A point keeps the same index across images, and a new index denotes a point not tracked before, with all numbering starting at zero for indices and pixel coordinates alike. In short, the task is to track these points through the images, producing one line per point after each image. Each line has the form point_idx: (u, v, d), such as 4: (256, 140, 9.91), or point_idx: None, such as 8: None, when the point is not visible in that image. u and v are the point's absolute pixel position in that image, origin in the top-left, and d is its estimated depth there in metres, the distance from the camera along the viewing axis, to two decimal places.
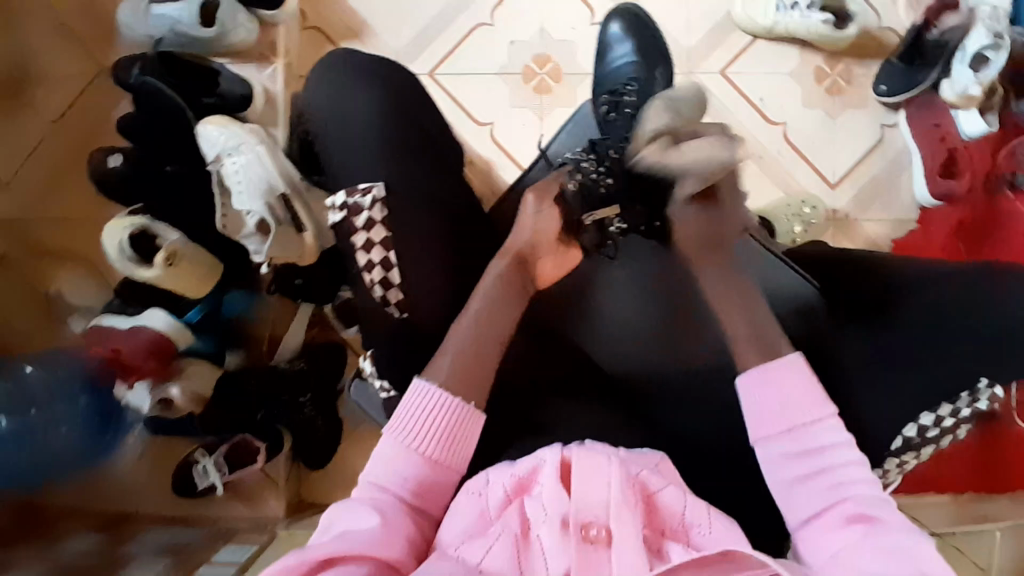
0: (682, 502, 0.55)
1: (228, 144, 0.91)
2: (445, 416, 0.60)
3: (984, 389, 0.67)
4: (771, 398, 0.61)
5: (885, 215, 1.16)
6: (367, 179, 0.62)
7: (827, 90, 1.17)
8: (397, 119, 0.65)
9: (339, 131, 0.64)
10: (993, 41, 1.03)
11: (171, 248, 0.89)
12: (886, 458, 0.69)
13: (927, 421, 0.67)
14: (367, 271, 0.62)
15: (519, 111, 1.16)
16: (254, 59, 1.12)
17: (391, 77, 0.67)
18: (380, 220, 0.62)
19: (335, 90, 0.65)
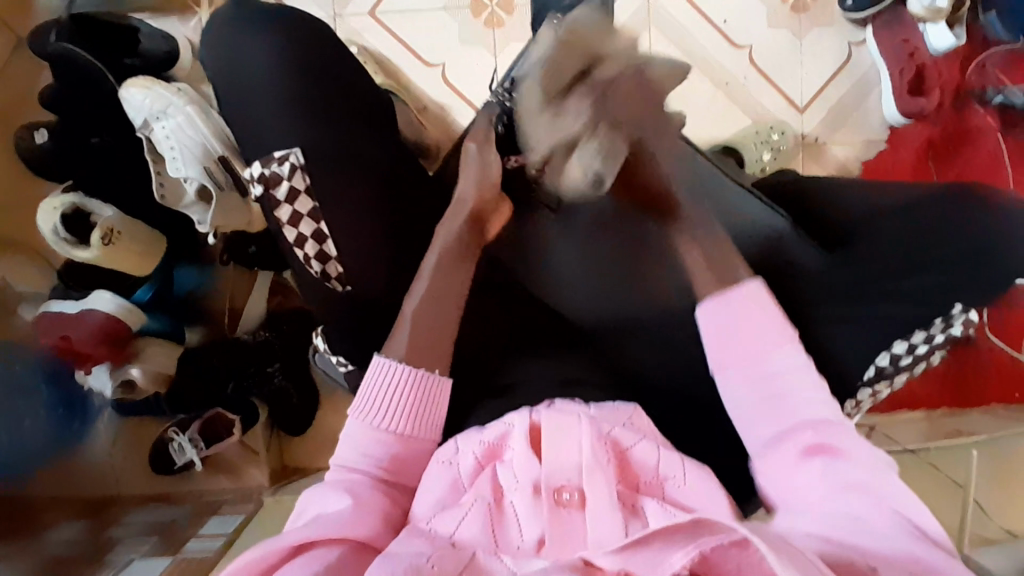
0: (655, 454, 0.54)
1: (154, 106, 0.84)
2: (410, 387, 0.58)
3: (957, 313, 0.65)
4: (737, 322, 0.59)
5: (856, 137, 1.13)
6: (282, 146, 0.57)
7: (792, 8, 1.11)
8: (313, 69, 0.59)
9: (252, 90, 0.57)
10: None
11: (107, 225, 0.83)
12: (861, 389, 0.67)
13: (899, 350, 0.65)
14: (298, 247, 0.60)
15: (470, 49, 1.09)
16: (176, 9, 1.05)
17: (306, 19, 0.60)
18: (305, 189, 0.58)
19: (241, 42, 0.57)
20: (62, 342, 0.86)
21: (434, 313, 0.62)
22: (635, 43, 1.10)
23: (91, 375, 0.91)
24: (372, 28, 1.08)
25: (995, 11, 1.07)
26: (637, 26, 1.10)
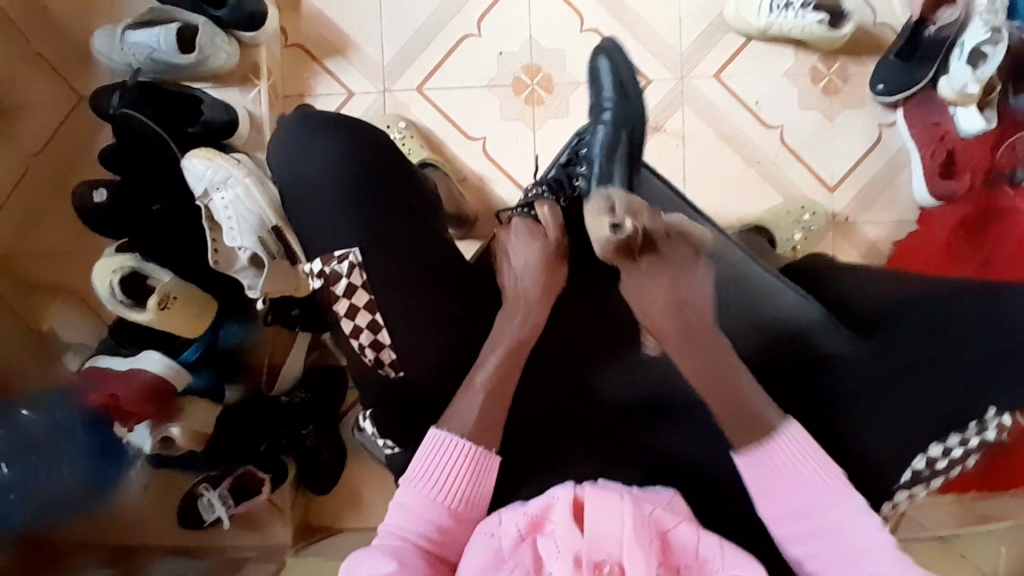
0: (694, 537, 0.54)
1: (216, 177, 0.90)
2: (465, 466, 0.59)
3: (992, 417, 0.64)
4: (698, 334, 0.64)
5: (887, 216, 1.15)
6: (342, 247, 0.61)
7: (823, 91, 1.14)
8: (374, 173, 0.63)
9: (319, 188, 0.62)
10: (990, 36, 0.97)
11: (163, 291, 0.88)
12: (897, 491, 0.66)
13: (935, 452, 0.64)
14: (354, 337, 0.62)
15: (509, 124, 1.14)
16: (237, 83, 1.09)
17: (360, 127, 0.64)
18: (361, 284, 0.62)
19: (312, 148, 0.63)
20: (108, 400, 0.89)
21: (503, 389, 0.62)
22: (668, 122, 1.14)
23: (132, 432, 0.92)
24: (419, 102, 1.14)
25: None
26: (670, 106, 1.14)
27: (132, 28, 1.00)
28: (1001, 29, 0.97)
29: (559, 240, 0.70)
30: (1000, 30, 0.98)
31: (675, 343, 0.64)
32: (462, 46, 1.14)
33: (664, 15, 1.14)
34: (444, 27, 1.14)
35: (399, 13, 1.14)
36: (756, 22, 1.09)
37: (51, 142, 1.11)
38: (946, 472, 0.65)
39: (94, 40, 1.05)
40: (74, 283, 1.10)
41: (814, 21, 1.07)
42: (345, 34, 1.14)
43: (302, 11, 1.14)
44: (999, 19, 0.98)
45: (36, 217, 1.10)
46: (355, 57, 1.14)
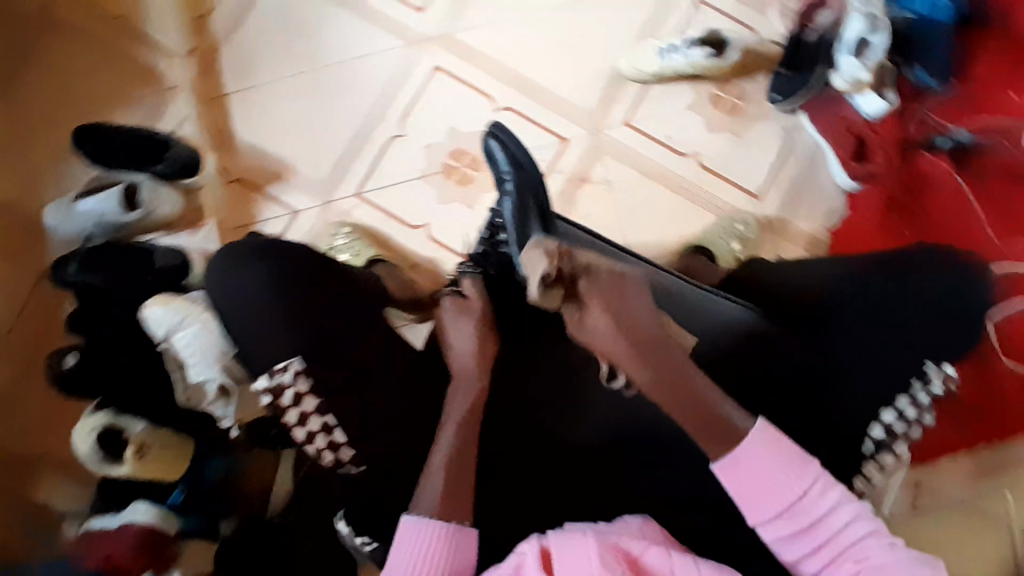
0: (666, 560, 0.58)
1: (173, 321, 0.91)
2: (441, 543, 0.61)
3: (932, 370, 0.74)
4: (757, 466, 0.63)
5: (816, 212, 1.20)
6: (283, 359, 0.65)
7: (726, 113, 1.22)
8: (298, 284, 0.69)
9: (251, 316, 0.66)
10: (867, 25, 1.10)
11: (138, 440, 0.91)
12: (864, 463, 0.74)
13: (888, 418, 0.73)
14: (310, 441, 0.66)
15: (448, 206, 1.20)
16: (185, 226, 1.16)
17: (283, 248, 0.71)
18: (307, 391, 0.65)
19: (235, 284, 0.68)
20: (102, 562, 0.86)
21: (463, 458, 0.68)
22: (594, 171, 1.22)
23: None
24: (361, 207, 1.21)
25: (920, 66, 1.19)
26: (592, 158, 1.22)
27: (81, 199, 1.10)
28: (879, 18, 1.10)
29: (483, 304, 0.83)
30: (877, 18, 1.10)
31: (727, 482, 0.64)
32: (390, 148, 1.23)
33: (566, 80, 1.24)
34: (371, 134, 1.23)
35: (326, 132, 1.23)
36: (648, 68, 1.20)
37: (19, 318, 1.16)
38: (906, 434, 0.74)
39: (46, 219, 1.14)
40: (56, 451, 1.11)
41: (700, 56, 1.19)
42: (280, 162, 1.23)
43: (238, 150, 1.23)
44: (874, 9, 1.11)
45: (11, 391, 1.13)
46: (293, 179, 1.22)
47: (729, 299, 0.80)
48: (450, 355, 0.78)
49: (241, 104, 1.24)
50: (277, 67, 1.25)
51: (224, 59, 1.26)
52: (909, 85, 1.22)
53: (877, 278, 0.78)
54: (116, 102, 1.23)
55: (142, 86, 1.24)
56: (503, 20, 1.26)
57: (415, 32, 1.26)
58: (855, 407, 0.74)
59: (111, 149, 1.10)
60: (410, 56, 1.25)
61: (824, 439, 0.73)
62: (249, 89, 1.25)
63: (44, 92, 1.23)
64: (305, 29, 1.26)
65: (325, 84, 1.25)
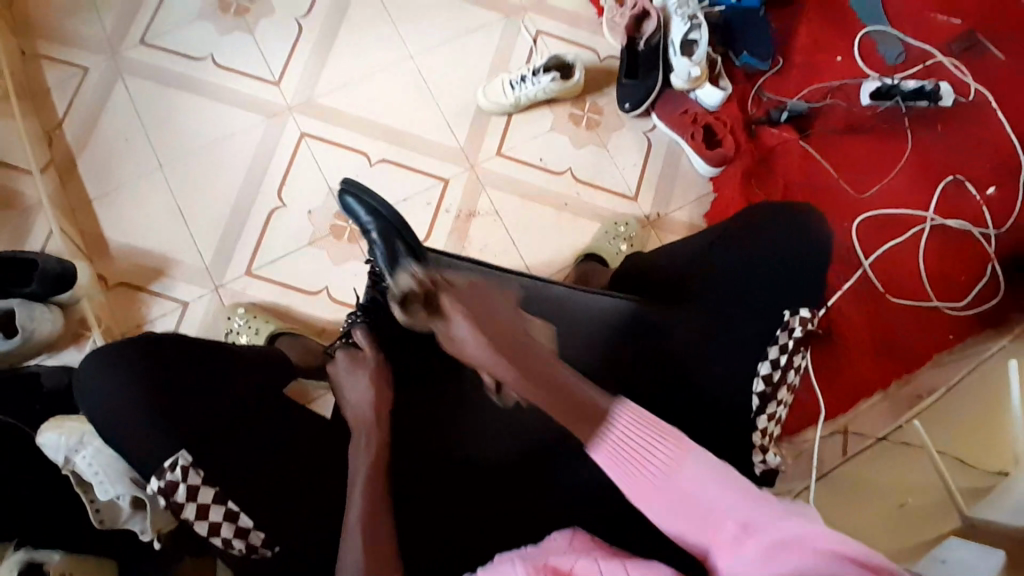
0: (595, 565, 0.60)
1: (70, 442, 0.88)
2: None
3: (792, 318, 0.79)
4: (631, 449, 0.64)
5: (687, 199, 1.29)
6: (168, 455, 0.65)
7: (587, 128, 1.31)
8: (168, 381, 0.69)
9: (125, 426, 0.67)
10: (690, 24, 1.25)
11: (59, 571, 0.84)
12: (756, 418, 0.79)
13: (765, 369, 0.79)
14: (215, 534, 0.65)
15: (344, 265, 1.22)
16: (71, 341, 1.14)
17: (144, 348, 0.71)
18: (200, 482, 0.66)
19: (107, 394, 0.68)
20: None
21: (377, 511, 0.68)
22: (478, 204, 1.27)
23: None
24: (254, 284, 1.20)
25: (745, 52, 1.33)
26: (473, 193, 1.27)
27: None
28: (695, 17, 1.25)
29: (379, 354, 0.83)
30: (695, 17, 1.25)
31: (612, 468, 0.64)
32: (273, 220, 1.23)
33: (433, 124, 1.29)
34: (251, 211, 1.23)
35: (204, 217, 1.23)
36: (505, 100, 1.27)
37: None
38: (785, 381, 0.79)
39: None
40: None
41: (548, 81, 1.25)
42: (163, 257, 1.21)
43: (114, 254, 1.20)
44: (691, 9, 1.26)
45: None
46: (178, 271, 1.20)
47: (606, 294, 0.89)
48: (349, 404, 0.78)
49: (110, 209, 1.22)
50: (140, 165, 1.24)
51: (83, 167, 1.23)
52: (742, 72, 1.35)
53: (723, 237, 0.83)
54: None
55: None
56: (359, 79, 1.30)
57: (276, 105, 1.28)
58: (738, 369, 0.80)
59: None
60: (274, 129, 1.27)
61: (719, 405, 0.79)
62: (115, 192, 1.23)
63: None
64: (162, 123, 1.26)
65: (194, 172, 1.24)
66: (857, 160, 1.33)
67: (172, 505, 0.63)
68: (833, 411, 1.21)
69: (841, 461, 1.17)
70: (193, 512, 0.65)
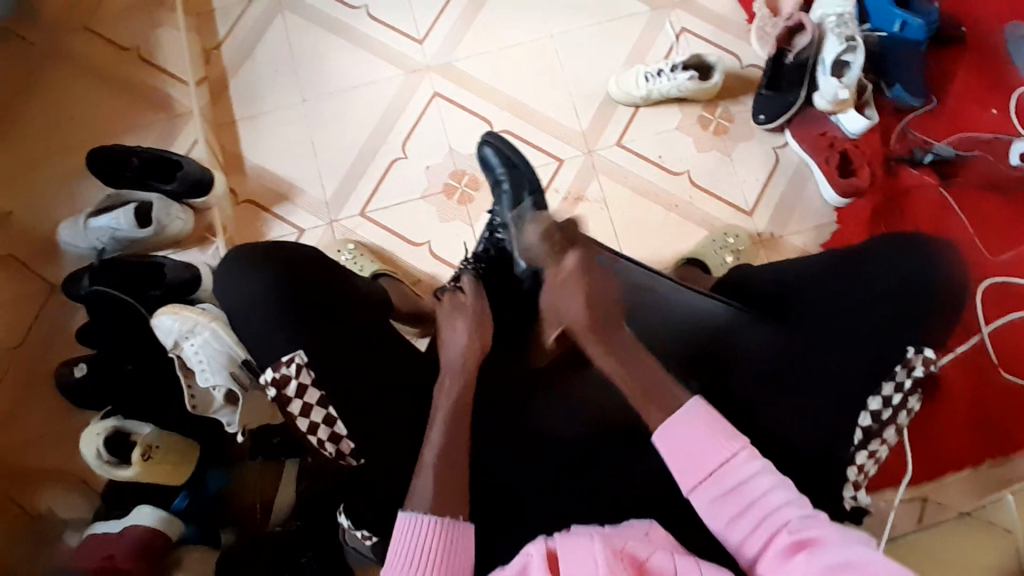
0: (671, 561, 0.58)
1: (183, 328, 0.95)
2: (437, 542, 0.65)
3: (914, 356, 0.76)
4: (688, 437, 0.65)
5: (805, 225, 1.24)
6: (287, 351, 0.71)
7: (714, 133, 1.28)
8: (303, 288, 0.75)
9: (257, 317, 0.73)
10: (845, 46, 1.18)
11: (146, 442, 0.93)
12: (856, 452, 0.75)
13: (876, 405, 0.75)
14: (313, 432, 0.71)
15: (448, 224, 1.25)
16: (195, 243, 1.22)
17: (284, 257, 0.77)
18: (310, 382, 0.71)
19: (244, 295, 0.74)
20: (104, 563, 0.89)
21: (455, 457, 0.70)
22: (588, 190, 1.26)
23: None
24: (364, 225, 1.25)
25: (898, 84, 1.25)
26: (586, 177, 1.27)
27: (95, 215, 1.15)
28: (854, 38, 1.18)
29: (478, 303, 0.87)
30: (853, 38, 1.18)
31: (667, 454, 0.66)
32: (393, 168, 1.28)
33: (560, 103, 1.30)
34: (375, 154, 1.29)
35: (331, 153, 1.29)
36: (637, 91, 1.26)
37: (29, 335, 1.19)
38: (894, 420, 0.76)
39: (61, 234, 1.19)
40: (65, 465, 1.13)
41: (685, 79, 1.24)
42: (287, 183, 1.28)
43: (245, 172, 1.28)
44: (850, 30, 1.19)
45: (18, 414, 1.15)
46: (298, 199, 1.27)
47: (716, 297, 0.85)
48: (444, 351, 0.81)
49: (248, 130, 1.31)
50: (282, 95, 1.32)
51: (232, 87, 1.32)
52: (891, 105, 1.27)
53: (844, 261, 0.80)
54: (129, 128, 1.29)
55: (153, 113, 1.30)
56: (498, 48, 1.33)
57: (414, 61, 1.33)
58: (841, 398, 0.76)
59: (124, 170, 1.16)
60: (409, 84, 1.32)
61: (817, 430, 0.76)
62: (256, 116, 1.31)
63: (60, 119, 1.29)
64: (309, 60, 1.33)
65: (329, 110, 1.31)
66: (999, 219, 1.20)
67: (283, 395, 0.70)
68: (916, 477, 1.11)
69: (914, 528, 1.10)
70: (299, 408, 0.71)
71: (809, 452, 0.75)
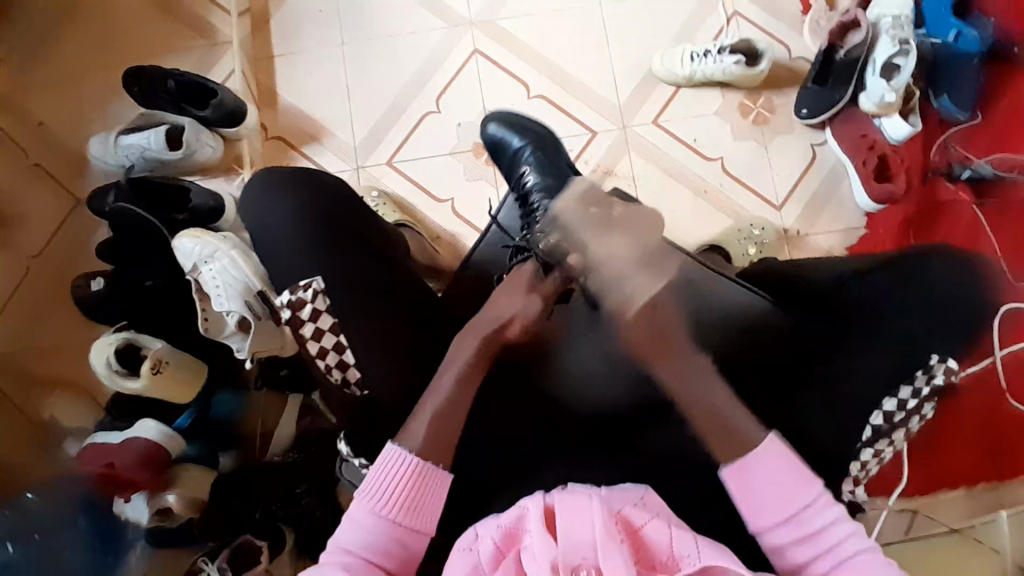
0: (666, 532, 0.59)
1: (203, 253, 0.98)
2: (410, 477, 0.66)
3: (937, 364, 0.74)
4: (760, 479, 0.66)
5: (834, 227, 1.23)
6: (305, 276, 0.73)
7: (753, 122, 1.26)
8: (329, 218, 0.77)
9: (285, 239, 0.75)
10: (899, 48, 1.14)
11: (156, 357, 0.94)
12: (861, 449, 0.75)
13: (891, 407, 0.74)
14: (322, 358, 0.71)
15: (473, 183, 1.24)
16: (222, 172, 1.22)
17: (311, 183, 0.79)
18: (325, 308, 0.72)
19: (270, 204, 0.77)
20: (105, 471, 0.93)
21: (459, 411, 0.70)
22: (618, 165, 1.25)
23: (129, 503, 0.96)
24: (391, 175, 1.25)
25: (946, 95, 1.20)
26: (617, 153, 1.25)
27: (126, 133, 1.16)
28: (908, 42, 1.14)
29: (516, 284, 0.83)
30: (908, 41, 1.14)
31: (738, 493, 0.67)
32: (425, 121, 1.27)
33: (600, 75, 1.28)
34: (409, 106, 1.28)
35: (367, 99, 1.28)
36: (680, 71, 1.24)
37: (50, 244, 1.21)
38: (906, 423, 0.74)
39: (90, 148, 1.20)
40: (74, 374, 1.15)
41: (731, 63, 1.21)
42: (319, 124, 1.27)
43: (279, 108, 1.28)
44: (904, 32, 1.15)
45: (33, 321, 1.18)
46: (327, 141, 1.27)
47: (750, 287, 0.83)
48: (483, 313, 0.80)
49: (285, 67, 1.30)
50: (322, 36, 1.31)
51: (274, 21, 1.32)
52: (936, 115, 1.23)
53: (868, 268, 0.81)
54: (168, 52, 1.29)
55: (192, 38, 1.29)
56: (544, 11, 1.31)
57: (458, 15, 1.31)
58: (854, 395, 0.75)
59: (161, 91, 1.16)
60: (451, 38, 1.30)
61: (823, 424, 0.75)
62: (294, 54, 1.30)
63: (101, 36, 1.29)
64: (352, 2, 1.32)
65: (367, 56, 1.30)
66: None
67: (296, 315, 0.70)
68: (913, 489, 1.11)
69: (901, 538, 1.11)
70: (310, 332, 0.72)
71: (814, 444, 0.75)
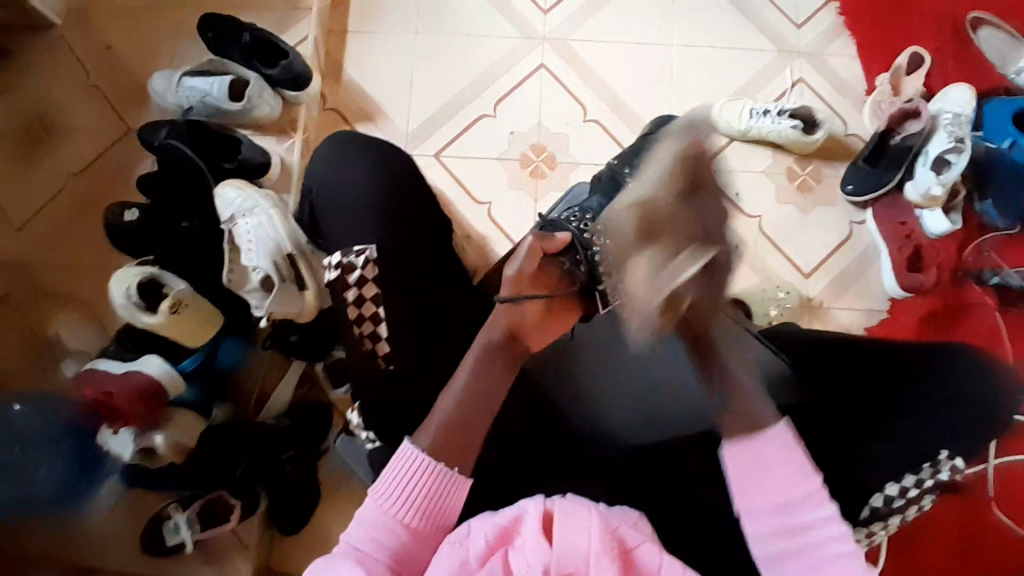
0: (657, 559, 0.59)
1: (243, 205, 0.99)
2: (424, 481, 0.65)
3: (944, 460, 0.77)
4: (766, 462, 0.67)
5: (857, 305, 1.23)
6: (361, 243, 0.76)
7: (798, 188, 1.27)
8: (384, 196, 0.79)
9: (345, 204, 0.79)
10: (952, 145, 1.13)
11: (177, 297, 0.95)
12: (857, 529, 0.76)
13: (893, 491, 0.74)
14: (359, 324, 0.75)
15: (513, 191, 1.26)
16: (274, 132, 1.23)
17: (377, 154, 0.83)
18: (371, 277, 0.75)
19: (342, 167, 0.82)
20: (102, 397, 0.92)
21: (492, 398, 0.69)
22: None
23: (115, 435, 0.95)
24: (434, 166, 1.27)
25: (990, 199, 1.21)
26: None
27: (190, 75, 1.17)
28: (964, 140, 1.13)
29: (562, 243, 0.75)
30: (963, 140, 1.13)
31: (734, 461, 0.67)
32: (478, 124, 1.29)
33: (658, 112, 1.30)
34: (466, 105, 1.30)
35: (428, 89, 1.30)
36: (737, 124, 1.26)
37: (92, 166, 1.22)
38: (903, 511, 0.75)
39: (152, 83, 1.21)
40: (88, 296, 1.16)
41: (788, 126, 1.23)
42: (376, 105, 1.29)
43: (343, 83, 1.30)
44: (963, 131, 1.14)
45: (61, 237, 1.19)
46: (381, 122, 1.29)
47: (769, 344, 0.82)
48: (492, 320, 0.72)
49: (356, 44, 1.32)
50: (397, 21, 1.33)
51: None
52: (977, 219, 1.24)
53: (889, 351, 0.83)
54: (245, 6, 1.31)
55: None
56: (615, 41, 1.33)
57: (533, 28, 1.33)
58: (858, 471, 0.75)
59: (234, 43, 1.19)
60: (521, 48, 1.32)
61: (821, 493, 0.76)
62: (366, 33, 1.32)
63: None
64: None
65: (437, 47, 1.32)
66: None
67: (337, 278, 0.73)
68: None
69: None
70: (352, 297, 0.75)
71: None
